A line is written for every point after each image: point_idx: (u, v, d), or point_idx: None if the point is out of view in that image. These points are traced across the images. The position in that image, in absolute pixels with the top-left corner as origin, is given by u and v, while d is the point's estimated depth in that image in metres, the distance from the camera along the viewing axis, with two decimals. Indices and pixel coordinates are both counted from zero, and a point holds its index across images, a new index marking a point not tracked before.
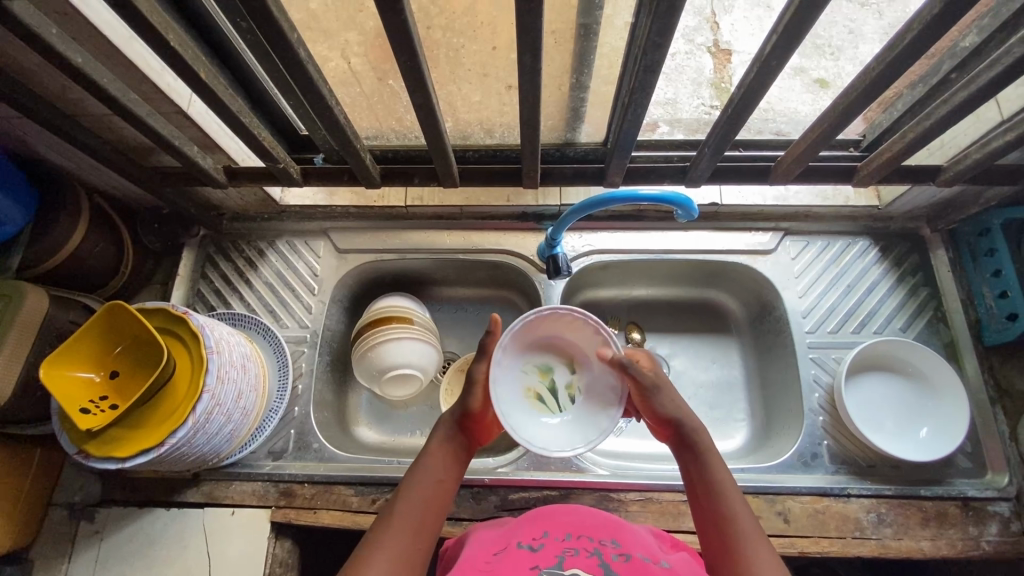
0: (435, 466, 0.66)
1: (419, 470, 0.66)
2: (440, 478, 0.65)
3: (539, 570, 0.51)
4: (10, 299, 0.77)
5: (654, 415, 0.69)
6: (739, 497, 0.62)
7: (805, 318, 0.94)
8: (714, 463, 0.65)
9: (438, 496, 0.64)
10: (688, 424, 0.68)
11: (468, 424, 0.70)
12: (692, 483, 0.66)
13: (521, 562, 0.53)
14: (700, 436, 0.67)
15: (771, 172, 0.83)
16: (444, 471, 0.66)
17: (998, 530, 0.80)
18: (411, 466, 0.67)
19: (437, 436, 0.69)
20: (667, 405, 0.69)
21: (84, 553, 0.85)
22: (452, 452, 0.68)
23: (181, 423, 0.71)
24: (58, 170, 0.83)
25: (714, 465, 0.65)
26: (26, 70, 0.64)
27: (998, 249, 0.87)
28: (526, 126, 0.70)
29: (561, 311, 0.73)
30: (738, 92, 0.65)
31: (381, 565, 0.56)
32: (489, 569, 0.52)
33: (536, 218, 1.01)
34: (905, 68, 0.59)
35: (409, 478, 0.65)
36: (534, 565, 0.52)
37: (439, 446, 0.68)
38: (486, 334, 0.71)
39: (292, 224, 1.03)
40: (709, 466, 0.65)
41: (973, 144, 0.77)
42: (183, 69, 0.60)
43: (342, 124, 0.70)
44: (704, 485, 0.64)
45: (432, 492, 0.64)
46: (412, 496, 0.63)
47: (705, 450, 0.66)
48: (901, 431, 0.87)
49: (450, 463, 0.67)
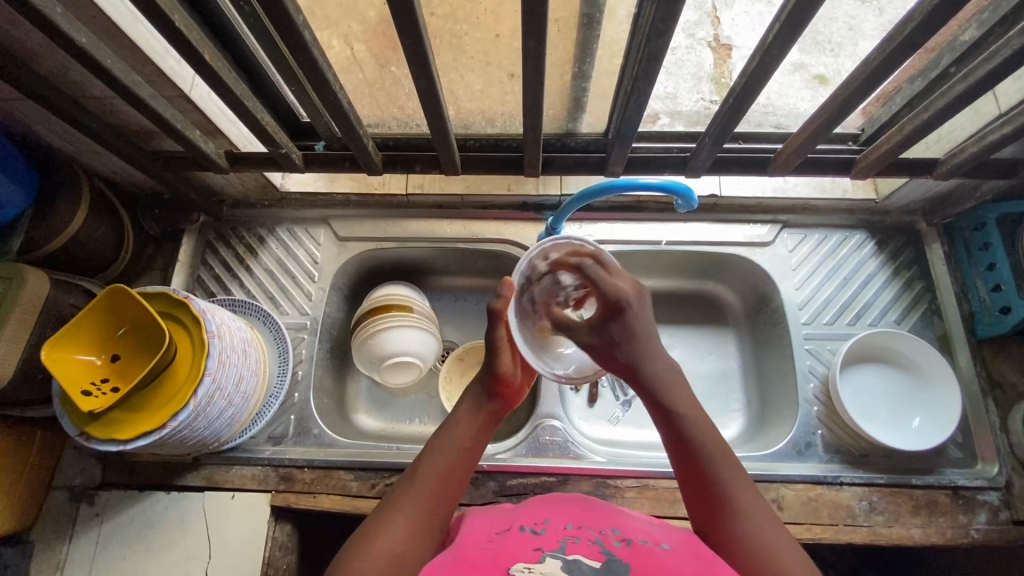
0: (461, 430, 0.63)
1: (444, 434, 0.63)
2: (465, 446, 0.63)
3: (542, 551, 0.52)
4: (11, 281, 0.78)
5: (616, 363, 0.62)
6: (729, 459, 0.58)
7: (802, 309, 0.95)
8: (697, 423, 0.59)
9: (463, 461, 0.62)
10: (654, 371, 0.61)
11: (498, 389, 0.67)
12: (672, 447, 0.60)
13: (523, 542, 0.53)
14: (671, 390, 0.60)
15: (771, 163, 0.84)
16: (469, 437, 0.63)
17: (986, 518, 0.82)
18: (438, 430, 0.65)
19: (466, 403, 0.66)
20: (630, 349, 0.61)
21: (84, 535, 0.85)
22: (478, 417, 0.65)
23: (183, 406, 0.71)
24: (58, 153, 0.83)
25: (697, 425, 0.59)
26: (29, 49, 0.64)
27: (992, 243, 0.88)
28: (529, 115, 0.70)
29: (546, 245, 0.66)
30: (740, 82, 0.66)
31: (398, 528, 0.55)
32: (493, 547, 0.53)
33: (536, 208, 1.01)
34: (904, 59, 0.60)
35: (434, 441, 0.63)
36: (537, 546, 0.53)
37: (468, 414, 0.65)
38: (496, 299, 0.65)
39: (292, 212, 1.03)
40: (692, 426, 0.59)
41: (971, 137, 0.78)
42: (187, 50, 0.60)
43: (346, 110, 0.70)
44: (688, 448, 0.58)
45: (456, 460, 0.61)
46: (435, 459, 0.61)
47: (681, 407, 0.60)
48: (895, 420, 0.89)
49: (476, 428, 0.64)
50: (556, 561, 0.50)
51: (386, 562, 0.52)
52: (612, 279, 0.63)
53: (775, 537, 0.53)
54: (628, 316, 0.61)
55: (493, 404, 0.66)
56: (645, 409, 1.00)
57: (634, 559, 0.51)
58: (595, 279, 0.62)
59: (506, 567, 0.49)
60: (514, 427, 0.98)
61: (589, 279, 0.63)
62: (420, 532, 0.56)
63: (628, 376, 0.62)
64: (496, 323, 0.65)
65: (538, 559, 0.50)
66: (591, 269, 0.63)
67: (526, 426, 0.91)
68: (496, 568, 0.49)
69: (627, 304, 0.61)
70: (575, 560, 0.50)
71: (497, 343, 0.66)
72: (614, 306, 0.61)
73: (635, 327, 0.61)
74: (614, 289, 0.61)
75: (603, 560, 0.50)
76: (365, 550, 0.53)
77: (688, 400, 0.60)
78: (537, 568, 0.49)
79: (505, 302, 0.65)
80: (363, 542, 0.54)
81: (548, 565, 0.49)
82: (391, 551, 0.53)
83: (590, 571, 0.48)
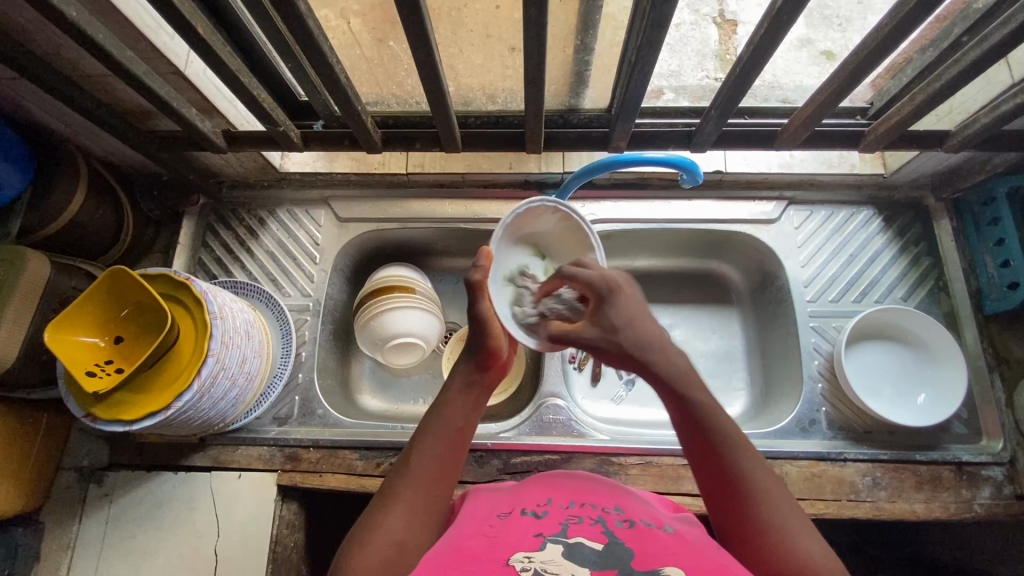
0: (454, 409, 0.62)
1: (434, 418, 0.62)
2: (458, 426, 0.62)
3: (543, 537, 0.52)
4: (12, 263, 0.77)
5: (622, 357, 0.58)
6: (746, 446, 0.56)
7: (807, 287, 0.94)
8: (712, 410, 0.57)
9: (457, 443, 0.61)
10: (666, 359, 0.58)
11: (487, 364, 0.65)
12: (683, 433, 0.58)
13: (524, 527, 0.53)
14: (689, 377, 0.58)
15: (777, 136, 0.82)
16: (460, 418, 0.62)
17: (990, 493, 0.82)
18: (431, 409, 0.63)
19: (457, 377, 0.65)
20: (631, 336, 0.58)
21: (94, 515, 0.87)
22: (467, 395, 0.64)
23: (187, 386, 0.71)
24: (53, 134, 0.82)
25: (711, 412, 0.57)
26: (19, 26, 0.62)
27: (1001, 218, 0.87)
28: (531, 88, 0.68)
29: (521, 210, 0.66)
30: (746, 50, 0.64)
31: (398, 516, 0.54)
32: (494, 533, 0.53)
33: (539, 185, 1.00)
34: (918, 23, 0.58)
35: (426, 425, 0.62)
36: (538, 531, 0.53)
37: (457, 394, 0.63)
38: (475, 270, 0.63)
39: (292, 193, 1.02)
40: (706, 414, 0.57)
41: (983, 107, 0.76)
42: (179, 22, 0.59)
43: (345, 86, 0.69)
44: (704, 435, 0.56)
45: (451, 441, 0.60)
46: (430, 444, 0.60)
47: (694, 392, 0.57)
48: (900, 397, 0.88)
49: (466, 407, 0.63)
50: (557, 548, 0.50)
51: (390, 550, 0.52)
52: (597, 270, 0.62)
53: (798, 529, 0.52)
54: (624, 304, 0.59)
55: (480, 380, 0.65)
56: (647, 387, 1.00)
57: (636, 542, 0.51)
58: (573, 277, 0.62)
59: (505, 558, 0.49)
60: (518, 407, 0.98)
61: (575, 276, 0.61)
62: (420, 518, 0.55)
63: (635, 366, 0.58)
64: (478, 296, 0.64)
65: (539, 546, 0.50)
66: (568, 269, 0.62)
67: (528, 406, 0.91)
68: (496, 557, 0.49)
69: (616, 291, 0.60)
70: (576, 544, 0.50)
71: (482, 316, 0.64)
72: (603, 299, 0.60)
73: (634, 318, 0.59)
74: (600, 275, 0.60)
75: (606, 542, 0.51)
76: (367, 540, 0.52)
77: (699, 385, 0.58)
78: (537, 557, 0.49)
79: (484, 272, 0.63)
80: (365, 528, 0.54)
81: (549, 552, 0.49)
82: (393, 540, 0.52)
83: (592, 556, 0.49)
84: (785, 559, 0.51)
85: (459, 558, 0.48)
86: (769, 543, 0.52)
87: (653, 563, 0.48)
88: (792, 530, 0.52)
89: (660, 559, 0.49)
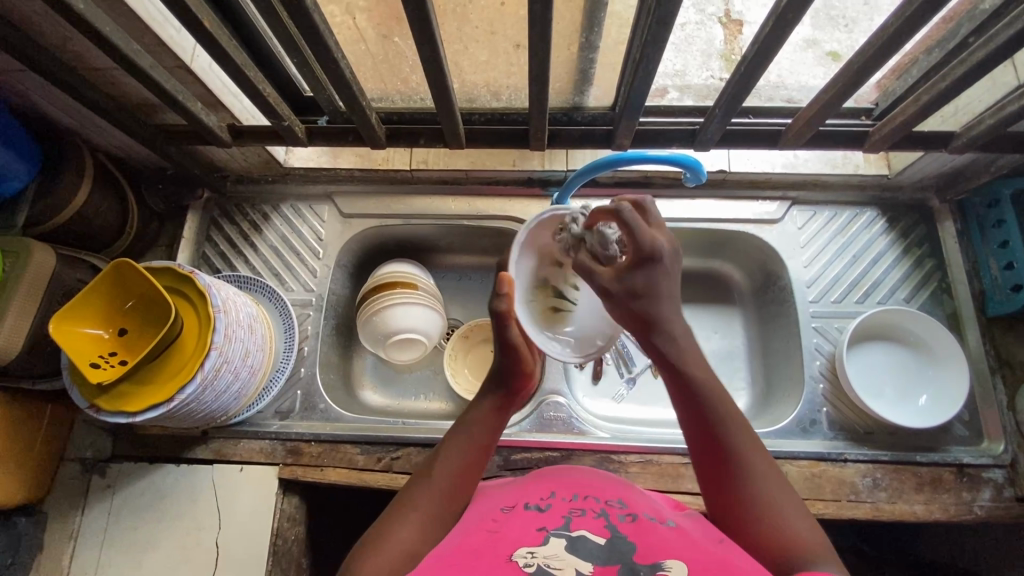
0: (479, 425, 0.63)
1: (461, 431, 0.62)
2: (480, 441, 0.62)
3: (546, 531, 0.52)
4: (17, 254, 0.78)
5: (633, 314, 0.58)
6: (739, 420, 0.56)
7: (809, 287, 0.94)
8: (706, 382, 0.57)
9: (478, 462, 0.61)
10: (672, 333, 0.57)
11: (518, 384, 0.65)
12: (680, 404, 0.58)
13: (527, 521, 0.53)
14: (688, 351, 0.57)
15: (781, 136, 0.82)
16: (486, 436, 0.62)
17: (990, 495, 0.82)
18: (456, 422, 0.64)
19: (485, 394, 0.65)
20: (649, 305, 0.57)
21: (97, 505, 0.88)
22: (494, 419, 0.64)
23: (190, 379, 0.71)
24: (59, 126, 0.83)
25: (708, 386, 0.57)
26: (28, 18, 0.63)
27: (1006, 220, 0.87)
28: (535, 85, 0.68)
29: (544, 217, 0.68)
30: (750, 51, 0.64)
31: (412, 526, 0.54)
32: (498, 529, 0.52)
33: (542, 183, 1.00)
34: (924, 23, 0.58)
35: (450, 440, 0.62)
36: (541, 525, 0.53)
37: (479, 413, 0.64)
38: (499, 298, 0.63)
39: (295, 188, 1.02)
40: (702, 388, 0.57)
41: (989, 108, 0.76)
42: (185, 16, 0.59)
43: (349, 81, 0.69)
44: (696, 407, 0.57)
45: (471, 457, 0.60)
46: (452, 456, 0.60)
47: (692, 367, 0.57)
48: (901, 397, 0.89)
49: (491, 428, 0.63)
50: (560, 542, 0.50)
51: (402, 558, 0.51)
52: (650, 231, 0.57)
53: (789, 509, 0.52)
54: (657, 270, 0.56)
55: (512, 398, 0.65)
56: (648, 386, 1.00)
57: (639, 537, 0.51)
58: (630, 225, 0.56)
59: (509, 554, 0.49)
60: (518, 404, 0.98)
61: (626, 225, 0.56)
62: (435, 531, 0.55)
63: (642, 335, 0.58)
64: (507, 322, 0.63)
65: (541, 540, 0.51)
66: (630, 214, 0.55)
67: (529, 402, 0.91)
68: (499, 553, 0.49)
69: (657, 257, 0.56)
70: (579, 538, 0.51)
71: (513, 343, 0.63)
72: (645, 258, 0.56)
73: (660, 284, 0.57)
74: (650, 240, 0.56)
75: (609, 536, 0.51)
76: (380, 546, 0.52)
77: (698, 361, 0.58)
78: (540, 552, 0.49)
79: (510, 300, 0.63)
80: (377, 536, 0.54)
81: (552, 548, 0.50)
82: (405, 549, 0.52)
83: (595, 550, 0.50)
84: (771, 531, 0.51)
85: (462, 555, 0.49)
86: (753, 512, 0.52)
87: (654, 556, 0.49)
88: (784, 505, 0.53)
89: (663, 552, 0.49)
